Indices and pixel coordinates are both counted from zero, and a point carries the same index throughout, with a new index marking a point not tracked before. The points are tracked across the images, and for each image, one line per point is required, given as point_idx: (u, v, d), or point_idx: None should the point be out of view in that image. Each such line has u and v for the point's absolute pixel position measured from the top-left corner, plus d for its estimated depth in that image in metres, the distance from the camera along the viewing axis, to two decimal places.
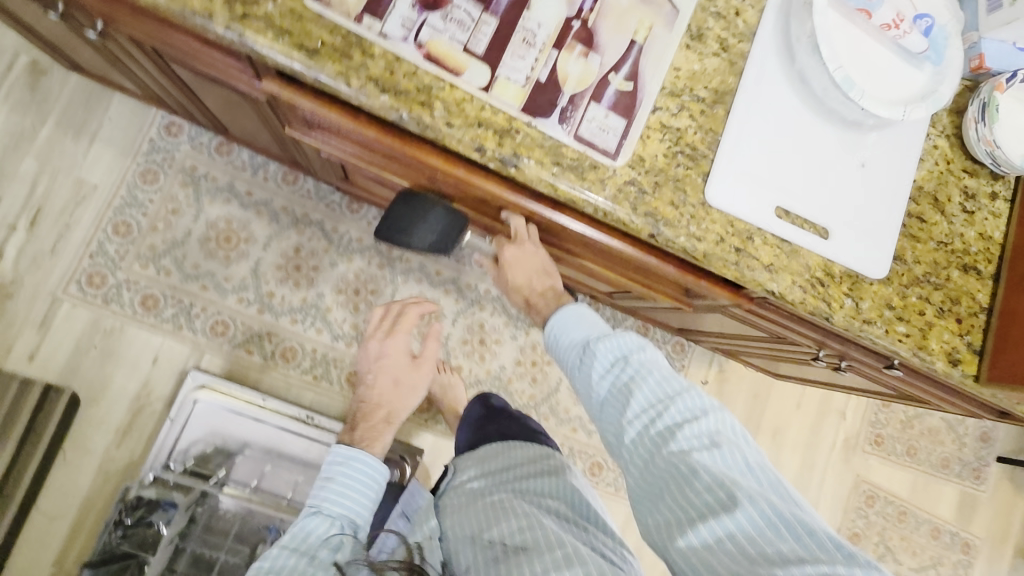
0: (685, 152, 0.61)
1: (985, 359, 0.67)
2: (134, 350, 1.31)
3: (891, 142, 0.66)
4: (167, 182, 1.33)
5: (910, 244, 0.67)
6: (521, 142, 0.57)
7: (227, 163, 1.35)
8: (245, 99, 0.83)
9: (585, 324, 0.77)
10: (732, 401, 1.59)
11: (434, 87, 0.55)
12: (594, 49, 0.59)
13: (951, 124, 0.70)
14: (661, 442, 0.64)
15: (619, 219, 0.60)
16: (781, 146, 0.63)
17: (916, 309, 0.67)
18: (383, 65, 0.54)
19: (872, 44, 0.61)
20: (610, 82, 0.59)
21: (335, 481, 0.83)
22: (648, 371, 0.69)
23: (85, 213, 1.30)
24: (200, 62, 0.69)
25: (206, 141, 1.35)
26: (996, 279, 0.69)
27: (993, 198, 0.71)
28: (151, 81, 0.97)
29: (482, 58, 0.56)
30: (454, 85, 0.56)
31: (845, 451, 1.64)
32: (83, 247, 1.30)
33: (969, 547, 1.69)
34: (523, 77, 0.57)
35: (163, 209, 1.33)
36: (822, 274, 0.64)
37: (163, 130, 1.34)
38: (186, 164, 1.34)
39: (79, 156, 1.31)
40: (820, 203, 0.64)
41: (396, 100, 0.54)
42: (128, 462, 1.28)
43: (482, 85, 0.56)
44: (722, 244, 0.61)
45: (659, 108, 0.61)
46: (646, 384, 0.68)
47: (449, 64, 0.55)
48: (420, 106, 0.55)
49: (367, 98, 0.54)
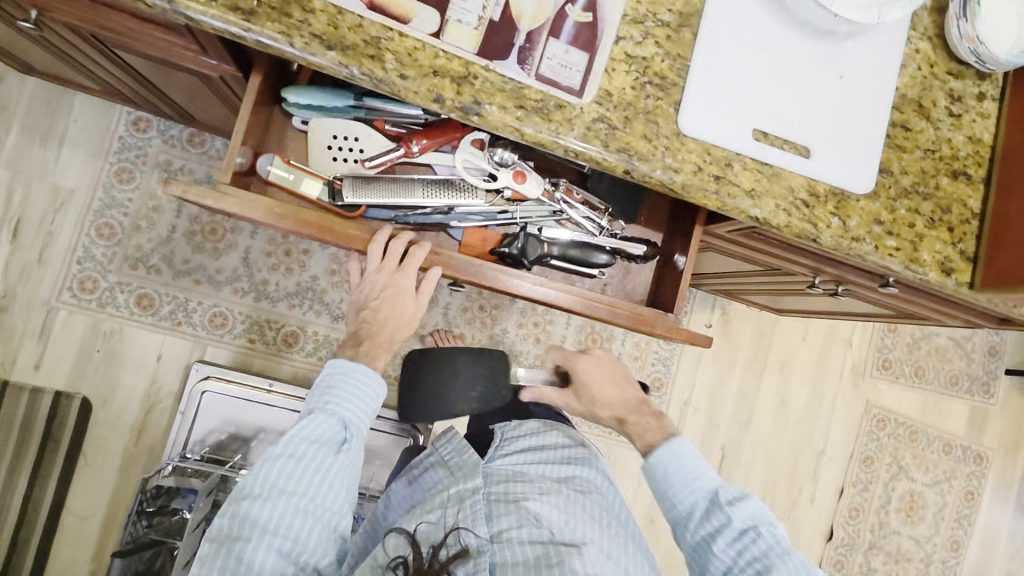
0: (653, 82, 0.59)
1: (980, 265, 0.66)
2: (137, 350, 1.31)
3: (868, 51, 0.63)
4: (144, 179, 1.31)
5: (895, 155, 0.65)
6: (480, 87, 0.55)
7: (201, 154, 1.33)
8: (202, 82, 0.81)
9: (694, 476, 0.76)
10: (736, 341, 1.58)
11: (382, 38, 0.53)
12: None
13: (933, 25, 0.67)
14: None
15: (593, 157, 0.57)
16: (753, 65, 0.61)
17: (906, 222, 0.65)
18: (326, 19, 0.53)
19: None
20: (567, 14, 0.57)
21: (337, 394, 0.72)
22: (761, 538, 0.71)
23: (67, 219, 1.29)
24: (144, 43, 0.69)
25: (177, 133, 1.32)
26: (988, 182, 0.67)
27: (981, 98, 0.68)
28: (107, 74, 0.95)
29: (430, 2, 0.54)
30: (404, 34, 0.54)
31: (853, 378, 1.64)
32: (70, 254, 1.29)
33: (983, 459, 1.70)
34: (475, 18, 0.55)
35: (144, 206, 1.31)
36: (806, 194, 0.62)
37: (132, 127, 1.31)
38: (160, 159, 1.31)
39: (52, 162, 1.29)
40: (799, 121, 0.62)
41: (344, 56, 0.52)
42: (148, 458, 1.30)
43: (432, 31, 0.54)
44: (700, 173, 0.59)
45: (622, 38, 0.58)
46: (759, 555, 0.70)
47: (394, 12, 0.54)
48: (370, 59, 0.53)
49: (313, 57, 0.52)
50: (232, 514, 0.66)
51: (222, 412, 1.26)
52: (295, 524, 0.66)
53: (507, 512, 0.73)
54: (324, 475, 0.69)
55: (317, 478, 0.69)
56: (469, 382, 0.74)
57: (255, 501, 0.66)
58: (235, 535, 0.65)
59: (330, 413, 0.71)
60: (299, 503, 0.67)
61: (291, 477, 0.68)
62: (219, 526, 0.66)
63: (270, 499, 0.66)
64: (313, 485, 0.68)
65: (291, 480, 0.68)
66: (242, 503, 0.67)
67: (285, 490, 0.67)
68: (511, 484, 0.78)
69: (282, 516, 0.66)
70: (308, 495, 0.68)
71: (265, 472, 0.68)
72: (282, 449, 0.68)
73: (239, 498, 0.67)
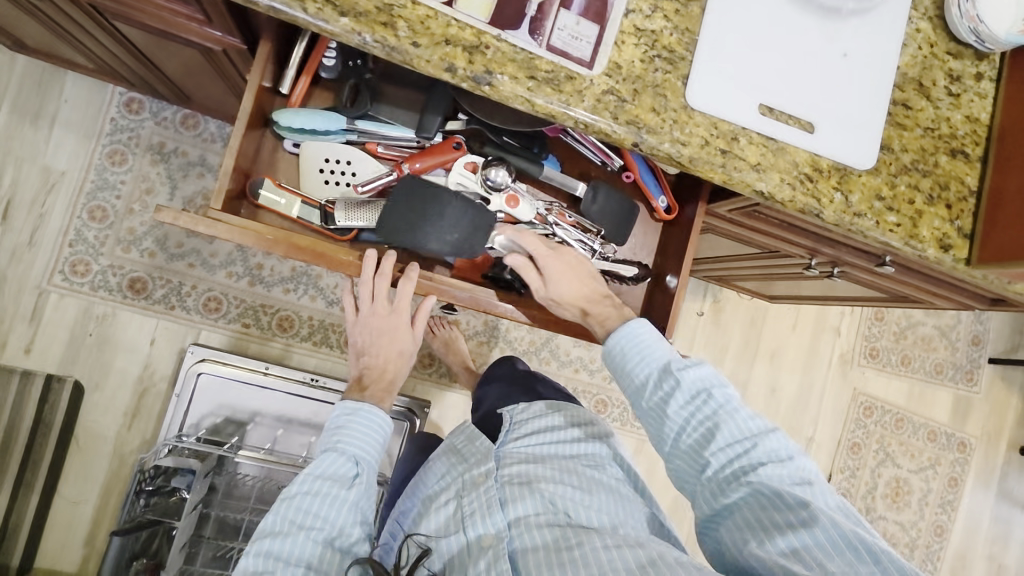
0: (661, 56, 0.59)
1: (976, 242, 0.67)
2: (130, 334, 1.30)
3: (871, 29, 0.64)
4: (137, 161, 1.29)
5: (896, 133, 0.66)
6: (492, 57, 0.55)
7: (195, 136, 1.31)
8: (203, 57, 0.81)
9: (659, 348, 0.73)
10: (728, 329, 1.60)
11: (394, 5, 0.53)
12: None
13: (933, 6, 0.68)
14: (742, 477, 0.64)
15: (601, 129, 0.58)
16: (760, 42, 0.61)
17: (906, 199, 0.66)
18: None
19: None
20: None
21: (347, 433, 0.78)
22: (728, 406, 0.68)
23: (57, 200, 1.27)
24: (147, 14, 0.68)
25: (170, 115, 1.31)
26: (984, 161, 0.69)
27: (978, 79, 0.69)
28: (103, 49, 0.93)
29: None
30: (416, 2, 0.54)
31: (842, 366, 1.67)
32: (61, 236, 1.27)
33: (966, 446, 1.74)
34: None
35: (137, 189, 1.29)
36: (809, 170, 0.63)
37: (124, 108, 1.29)
38: (153, 141, 1.30)
39: (42, 143, 1.27)
40: (803, 97, 0.63)
41: (357, 23, 0.52)
42: (142, 443, 1.29)
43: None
44: (707, 147, 0.60)
45: (631, 12, 0.59)
46: (728, 421, 0.67)
47: None
48: (383, 26, 0.53)
49: (325, 22, 0.52)
50: (255, 553, 0.68)
51: (217, 396, 1.25)
52: (315, 554, 0.68)
53: (523, 496, 0.75)
54: (338, 505, 0.71)
55: (331, 509, 0.71)
56: (451, 225, 0.75)
57: (275, 538, 0.68)
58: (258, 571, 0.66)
59: (343, 450, 0.76)
60: (316, 533, 0.69)
61: (308, 512, 0.70)
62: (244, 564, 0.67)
63: (289, 534, 0.68)
64: (328, 516, 0.71)
65: (308, 513, 0.70)
66: (262, 542, 0.68)
67: (302, 525, 0.69)
68: (524, 467, 0.80)
69: (302, 547, 0.68)
70: (324, 526, 0.70)
71: (284, 509, 0.71)
72: (299, 488, 0.72)
73: (262, 538, 0.69)
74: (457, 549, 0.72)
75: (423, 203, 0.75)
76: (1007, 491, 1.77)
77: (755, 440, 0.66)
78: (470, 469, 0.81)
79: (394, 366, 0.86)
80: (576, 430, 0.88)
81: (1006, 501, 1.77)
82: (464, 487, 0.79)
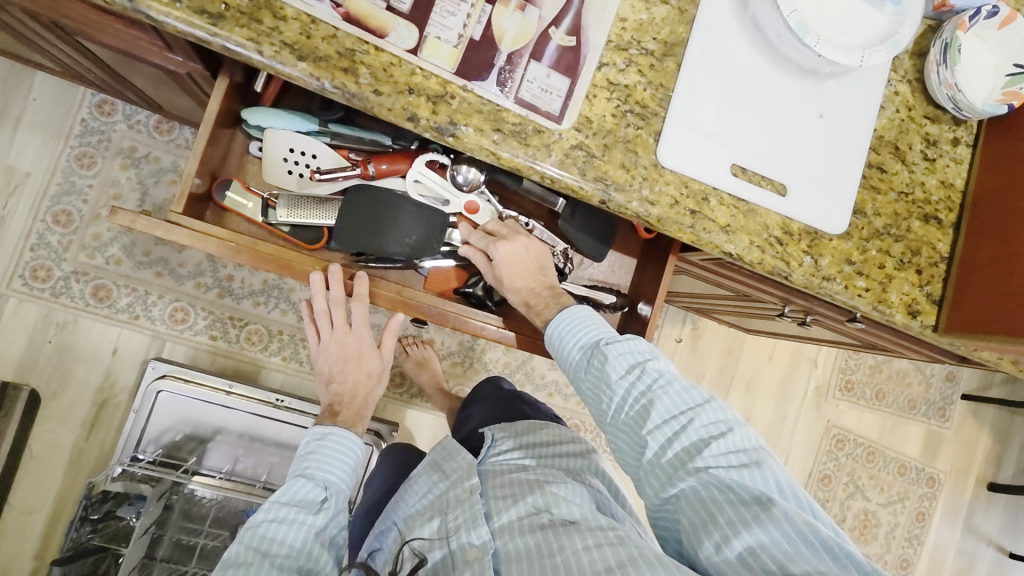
0: (634, 111, 0.58)
1: (945, 308, 0.66)
2: (91, 342, 1.25)
3: (849, 92, 0.63)
4: (106, 166, 1.25)
5: (870, 196, 0.65)
6: (457, 108, 0.53)
7: (169, 142, 1.28)
8: (168, 75, 0.77)
9: (591, 327, 0.72)
10: (705, 357, 1.60)
11: (356, 51, 0.51)
12: (531, 2, 0.55)
13: (913, 68, 0.67)
14: (686, 458, 0.62)
15: (569, 185, 0.56)
16: (735, 101, 0.60)
17: (876, 263, 0.65)
18: (298, 28, 0.50)
19: None
20: (550, 37, 0.55)
21: (317, 459, 0.77)
22: (666, 380, 0.67)
23: (20, 202, 1.23)
24: (104, 34, 0.65)
25: (143, 119, 1.27)
26: (957, 227, 0.68)
27: (955, 143, 0.69)
28: (66, 56, 0.89)
29: (408, 17, 0.52)
30: (380, 47, 0.52)
31: (816, 398, 1.67)
32: (22, 239, 1.22)
33: (934, 481, 1.75)
34: (455, 36, 0.53)
35: (105, 194, 1.25)
36: (780, 232, 0.62)
37: (95, 110, 1.25)
38: (124, 146, 1.26)
39: (6, 142, 1.22)
40: (777, 158, 0.61)
41: (316, 68, 0.50)
42: (100, 454, 1.25)
43: (410, 47, 0.52)
44: (676, 206, 0.59)
45: (605, 64, 0.57)
46: (666, 394, 0.66)
47: (371, 24, 0.51)
48: (343, 72, 0.50)
49: (282, 66, 0.49)
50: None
51: (176, 414, 1.21)
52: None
53: (508, 506, 0.73)
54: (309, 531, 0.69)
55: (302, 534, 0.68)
56: (408, 228, 0.75)
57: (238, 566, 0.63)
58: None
59: (312, 476, 0.75)
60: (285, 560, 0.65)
61: (276, 539, 0.67)
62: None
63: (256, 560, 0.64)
64: (298, 542, 0.68)
65: (276, 539, 0.67)
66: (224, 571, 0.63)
67: (268, 552, 0.66)
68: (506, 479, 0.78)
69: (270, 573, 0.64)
70: (294, 552, 0.67)
71: (251, 537, 0.67)
72: (266, 514, 0.68)
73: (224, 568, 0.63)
74: (445, 561, 0.71)
75: (376, 205, 0.74)
76: (974, 525, 1.78)
77: (712, 424, 0.63)
78: (454, 480, 0.79)
79: (364, 389, 0.89)
80: (559, 443, 0.85)
81: (972, 535, 1.78)
82: (450, 499, 0.76)
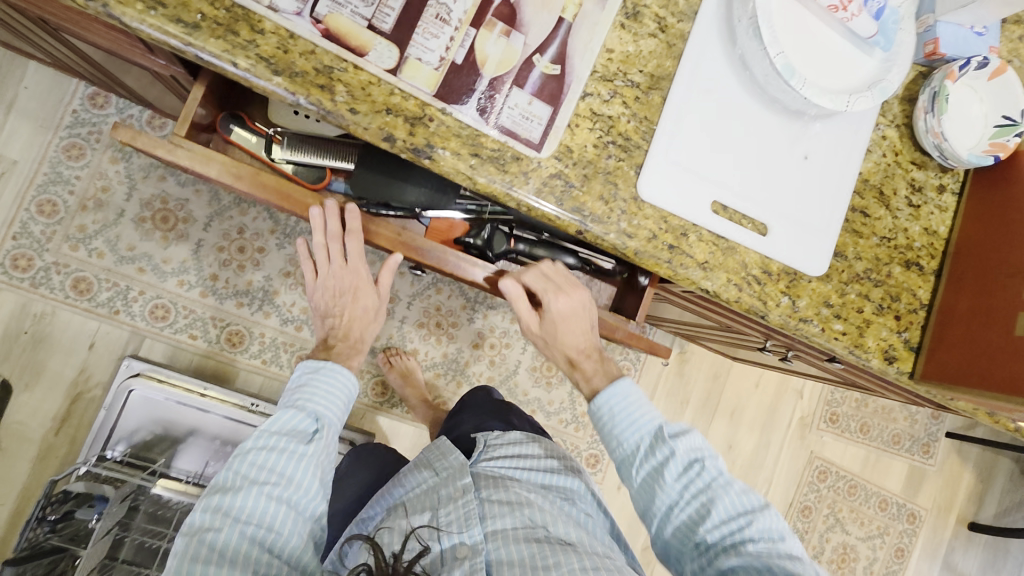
0: (616, 143, 0.57)
1: (921, 355, 0.66)
2: (68, 335, 1.24)
3: (835, 135, 0.63)
4: (95, 158, 1.24)
5: (852, 240, 0.65)
6: (435, 130, 0.52)
7: (160, 138, 1.27)
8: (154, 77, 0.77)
9: (648, 410, 0.74)
10: (691, 381, 1.59)
11: (334, 68, 0.50)
12: (517, 28, 0.54)
13: (902, 113, 0.67)
14: (735, 550, 0.63)
15: (546, 214, 0.55)
16: (723, 139, 0.60)
17: (855, 307, 0.64)
18: (276, 42, 0.49)
19: (816, 28, 0.58)
20: (534, 64, 0.55)
21: (310, 391, 0.73)
22: (722, 480, 0.68)
23: (4, 189, 1.21)
24: (87, 34, 0.64)
25: (136, 113, 1.26)
26: (938, 275, 0.67)
27: (940, 191, 0.68)
28: (55, 50, 0.88)
29: (389, 36, 0.51)
30: (359, 66, 0.51)
31: (800, 429, 1.66)
32: (4, 227, 1.20)
33: (915, 517, 1.74)
34: (436, 58, 0.52)
35: (92, 186, 1.24)
36: (758, 272, 0.61)
37: (88, 102, 1.24)
38: (115, 139, 1.25)
39: None
40: (758, 198, 0.61)
41: (292, 83, 0.49)
42: (70, 449, 1.23)
43: (390, 67, 0.51)
44: (654, 241, 0.58)
45: (589, 94, 0.57)
46: (723, 492, 0.67)
47: (351, 42, 0.50)
48: (320, 89, 0.50)
49: (258, 79, 0.49)
50: (203, 507, 0.62)
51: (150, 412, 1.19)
52: (273, 513, 0.62)
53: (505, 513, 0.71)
54: (299, 466, 0.66)
55: (293, 471, 0.66)
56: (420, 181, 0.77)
57: (226, 494, 0.62)
58: (202, 528, 0.60)
59: (302, 407, 0.70)
60: (273, 495, 0.63)
61: (266, 467, 0.64)
62: (191, 519, 0.61)
63: (243, 490, 0.62)
64: (288, 476, 0.65)
65: (265, 470, 0.64)
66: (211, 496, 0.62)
67: (257, 480, 0.64)
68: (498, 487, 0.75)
69: (258, 506, 0.62)
70: (283, 483, 0.65)
71: (237, 465, 0.64)
72: (255, 442, 0.66)
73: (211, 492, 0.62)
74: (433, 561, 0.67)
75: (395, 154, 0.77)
76: (953, 564, 1.77)
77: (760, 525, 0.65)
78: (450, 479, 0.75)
79: (360, 325, 0.82)
80: (548, 460, 0.82)
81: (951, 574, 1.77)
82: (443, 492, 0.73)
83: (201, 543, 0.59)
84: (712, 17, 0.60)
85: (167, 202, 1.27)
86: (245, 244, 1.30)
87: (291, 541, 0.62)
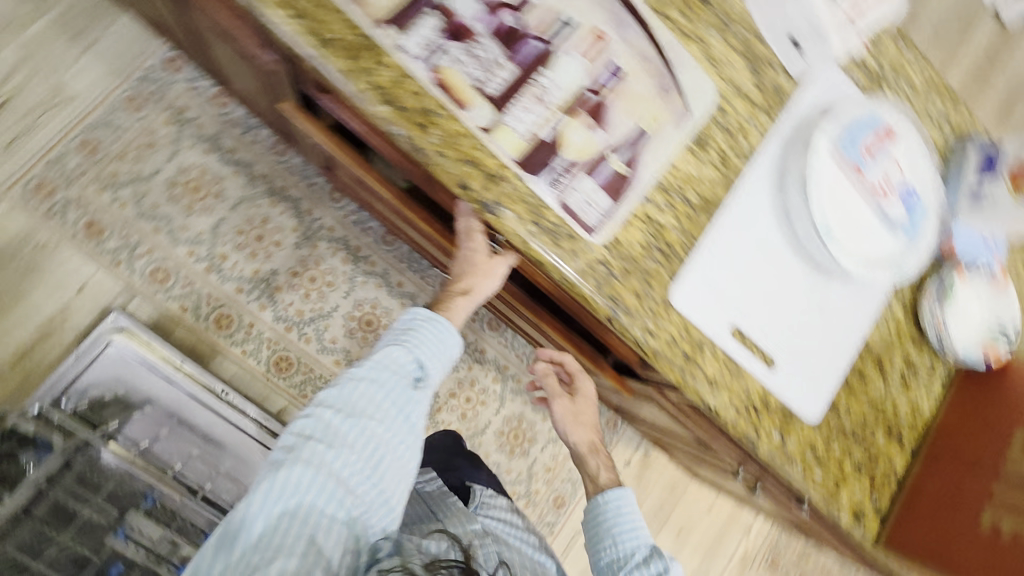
0: (660, 248, 0.62)
1: (888, 525, 0.68)
2: (63, 273, 1.22)
3: (851, 296, 0.69)
4: (152, 114, 1.28)
5: (846, 396, 0.68)
6: (506, 191, 0.57)
7: (219, 115, 1.31)
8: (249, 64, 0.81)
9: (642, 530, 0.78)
10: (647, 488, 1.58)
11: (436, 112, 0.55)
12: (602, 125, 0.60)
13: (913, 294, 0.73)
14: None
15: (581, 292, 0.59)
16: (763, 275, 0.65)
17: (836, 460, 0.68)
18: (393, 75, 0.54)
19: (858, 202, 0.65)
20: (609, 159, 0.60)
21: (416, 338, 0.71)
22: None
23: (54, 119, 1.24)
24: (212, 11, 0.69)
25: (204, 86, 1.31)
26: (916, 452, 0.71)
27: (932, 373, 0.73)
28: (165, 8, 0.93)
29: (492, 100, 0.57)
30: (456, 117, 0.56)
31: (741, 564, 1.64)
32: (40, 153, 1.22)
33: None
34: (526, 130, 0.57)
35: (139, 139, 1.27)
36: (759, 402, 0.64)
37: (164, 63, 1.29)
38: (176, 103, 1.29)
39: (69, 62, 1.26)
40: (774, 332, 0.65)
41: (394, 114, 0.54)
42: (19, 386, 1.18)
43: (483, 125, 0.56)
44: (672, 346, 0.61)
45: (647, 198, 0.62)
46: None
47: (457, 95, 0.56)
48: (416, 126, 0.54)
49: (363, 101, 0.54)
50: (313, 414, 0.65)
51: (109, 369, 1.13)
52: (363, 450, 0.65)
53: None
54: (399, 415, 0.68)
55: (394, 417, 0.67)
56: None
57: (332, 417, 0.65)
58: (308, 441, 0.63)
59: (414, 356, 0.70)
60: (370, 436, 0.65)
61: (370, 400, 0.67)
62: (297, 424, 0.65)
63: (350, 417, 0.65)
64: (388, 420, 0.67)
65: (371, 406, 0.66)
66: (318, 414, 0.65)
67: (364, 411, 0.66)
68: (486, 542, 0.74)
69: (358, 440, 0.65)
70: (382, 421, 0.67)
71: (342, 395, 0.66)
72: (366, 371, 0.68)
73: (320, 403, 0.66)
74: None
75: None
76: None
77: None
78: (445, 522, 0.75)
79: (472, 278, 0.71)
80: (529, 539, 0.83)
81: None
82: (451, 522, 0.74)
83: (308, 461, 0.62)
84: (770, 171, 0.66)
85: (202, 174, 1.30)
86: (265, 233, 1.32)
87: (378, 486, 0.65)
